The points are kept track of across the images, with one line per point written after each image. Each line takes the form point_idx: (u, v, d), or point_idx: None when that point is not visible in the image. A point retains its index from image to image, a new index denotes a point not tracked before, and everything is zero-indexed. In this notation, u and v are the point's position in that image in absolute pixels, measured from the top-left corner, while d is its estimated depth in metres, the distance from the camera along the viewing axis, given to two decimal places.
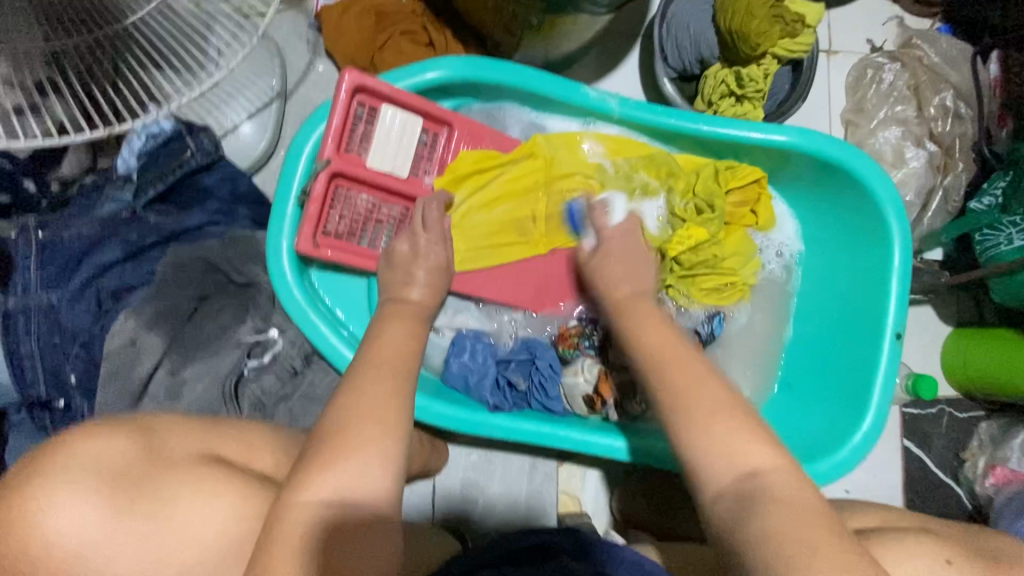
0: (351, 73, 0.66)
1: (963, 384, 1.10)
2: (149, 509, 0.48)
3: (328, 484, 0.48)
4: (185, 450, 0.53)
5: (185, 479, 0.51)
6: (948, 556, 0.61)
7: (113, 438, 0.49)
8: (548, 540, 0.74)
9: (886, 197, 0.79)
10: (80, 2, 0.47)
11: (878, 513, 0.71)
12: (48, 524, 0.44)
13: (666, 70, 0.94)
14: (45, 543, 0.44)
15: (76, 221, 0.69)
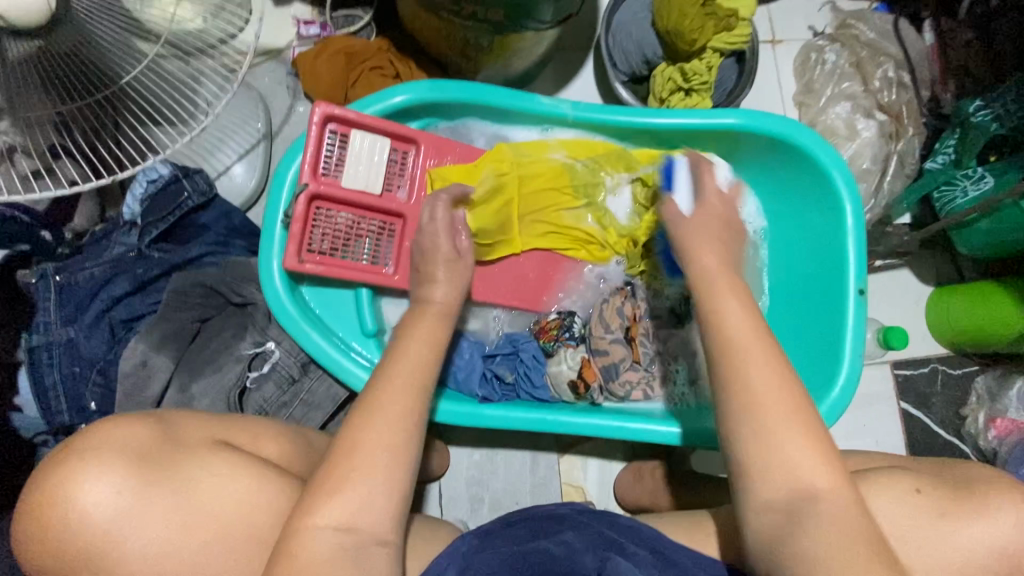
0: (321, 105, 0.74)
1: (954, 341, 1.11)
2: (157, 508, 0.53)
3: (334, 484, 0.54)
4: (198, 439, 0.60)
5: (200, 464, 0.57)
6: (919, 487, 0.65)
7: (130, 424, 0.56)
8: (558, 511, 0.80)
9: (828, 162, 0.84)
10: (85, 73, 0.62)
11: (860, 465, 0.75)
12: (82, 505, 0.51)
13: (617, 74, 1.01)
14: (81, 518, 0.51)
15: (89, 264, 0.78)
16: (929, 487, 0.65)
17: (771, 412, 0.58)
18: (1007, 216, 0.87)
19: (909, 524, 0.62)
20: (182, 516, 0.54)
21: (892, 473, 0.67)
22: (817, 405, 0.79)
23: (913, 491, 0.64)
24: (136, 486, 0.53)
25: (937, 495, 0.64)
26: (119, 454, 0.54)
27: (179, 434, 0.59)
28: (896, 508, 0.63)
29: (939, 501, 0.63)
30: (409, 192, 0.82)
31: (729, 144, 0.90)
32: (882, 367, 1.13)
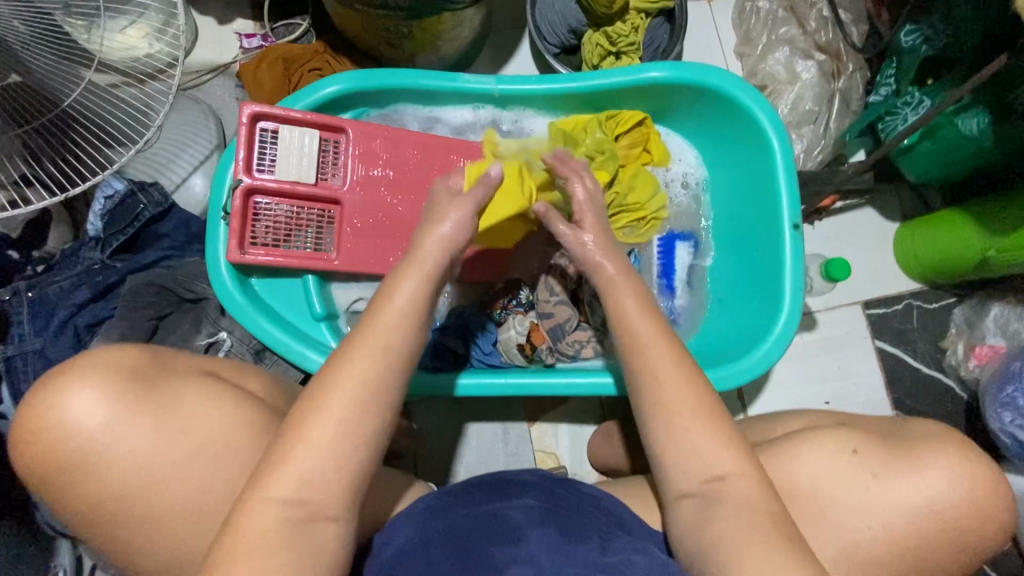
0: (248, 105, 0.79)
1: (924, 275, 1.09)
2: (117, 442, 0.60)
3: (275, 470, 0.52)
4: (186, 368, 0.68)
5: (187, 388, 0.65)
6: (855, 447, 0.65)
7: (122, 349, 0.64)
8: (522, 479, 0.75)
9: (751, 101, 0.84)
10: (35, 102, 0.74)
11: (805, 415, 0.75)
12: (69, 414, 0.59)
13: (547, 47, 1.03)
14: (70, 426, 0.59)
15: (58, 278, 0.83)
16: (866, 448, 0.64)
17: (666, 366, 0.59)
18: (946, 135, 0.85)
19: (839, 474, 0.63)
20: (139, 454, 0.60)
21: (834, 431, 0.67)
22: (759, 344, 0.80)
23: (851, 452, 0.64)
24: (114, 411, 0.60)
25: (873, 455, 0.64)
26: (111, 371, 0.61)
27: (170, 362, 0.67)
28: (826, 464, 0.64)
29: (871, 460, 0.64)
30: (343, 180, 0.85)
31: (657, 98, 0.91)
32: (853, 308, 1.12)
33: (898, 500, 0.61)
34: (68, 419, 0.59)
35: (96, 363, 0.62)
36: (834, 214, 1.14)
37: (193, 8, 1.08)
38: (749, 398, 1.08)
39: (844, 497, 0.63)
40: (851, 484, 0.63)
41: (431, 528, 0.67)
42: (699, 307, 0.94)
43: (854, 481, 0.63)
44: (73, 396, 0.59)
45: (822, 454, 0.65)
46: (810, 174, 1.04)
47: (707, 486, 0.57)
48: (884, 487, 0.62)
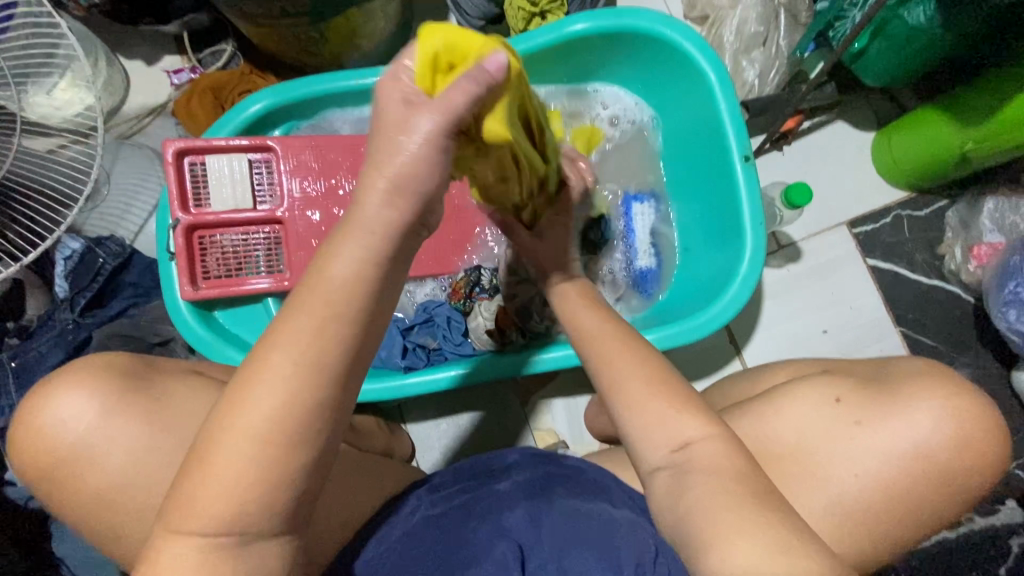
0: (171, 143, 0.79)
1: (909, 181, 1.03)
2: (104, 447, 0.58)
3: None
4: (175, 369, 0.66)
5: (180, 385, 0.63)
6: (839, 395, 0.66)
7: (108, 354, 0.63)
8: (509, 461, 0.74)
9: (681, 37, 0.80)
10: None
11: (791, 368, 0.75)
12: (59, 417, 0.58)
13: (470, 22, 0.99)
14: (59, 429, 0.57)
15: (35, 344, 0.87)
16: (849, 395, 0.66)
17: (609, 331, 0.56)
18: (894, 30, 0.81)
19: (824, 423, 0.65)
20: (120, 468, 0.58)
21: (817, 380, 0.68)
22: (728, 285, 0.77)
23: (834, 402, 0.66)
24: (106, 410, 0.58)
25: (856, 402, 0.65)
26: (99, 376, 0.60)
27: (159, 363, 0.65)
28: (807, 412, 0.66)
29: (857, 408, 0.64)
30: (280, 199, 0.85)
31: (584, 52, 0.87)
32: (838, 230, 1.06)
33: (882, 446, 0.62)
34: (59, 419, 0.58)
35: (89, 367, 0.60)
36: (801, 136, 1.07)
37: (120, 55, 1.08)
38: (740, 342, 1.03)
39: (825, 443, 0.65)
40: (838, 435, 0.64)
41: (416, 518, 0.66)
42: (668, 261, 0.91)
43: (839, 431, 0.64)
44: (70, 393, 0.58)
45: (807, 407, 0.67)
46: (766, 100, 0.99)
47: (685, 439, 0.52)
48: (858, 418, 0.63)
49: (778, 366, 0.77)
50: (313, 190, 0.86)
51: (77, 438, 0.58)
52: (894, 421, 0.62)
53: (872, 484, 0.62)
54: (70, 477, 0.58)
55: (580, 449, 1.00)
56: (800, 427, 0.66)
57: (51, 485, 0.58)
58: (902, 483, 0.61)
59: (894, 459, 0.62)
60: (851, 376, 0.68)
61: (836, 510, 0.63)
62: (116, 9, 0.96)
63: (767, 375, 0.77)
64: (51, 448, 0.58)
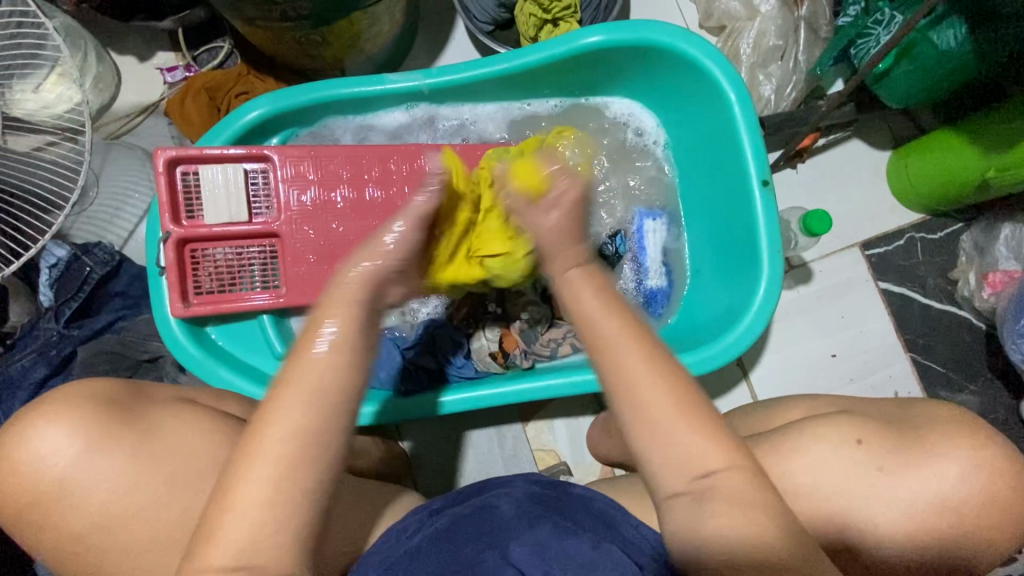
0: (163, 151, 0.75)
1: (924, 204, 1.01)
2: (88, 481, 0.55)
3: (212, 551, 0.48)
4: (163, 396, 0.62)
5: (167, 411, 0.60)
6: (862, 437, 0.63)
7: (93, 381, 0.60)
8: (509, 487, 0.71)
9: (699, 53, 0.77)
10: None
11: (810, 405, 0.73)
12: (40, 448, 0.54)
13: (478, 27, 0.95)
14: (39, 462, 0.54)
15: (18, 357, 0.83)
16: (873, 439, 0.62)
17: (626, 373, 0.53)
18: (922, 53, 0.78)
19: (845, 462, 0.62)
20: (103, 503, 0.55)
21: (838, 417, 0.65)
22: (742, 316, 0.75)
23: (856, 443, 0.62)
24: (87, 445, 0.55)
25: (881, 448, 0.62)
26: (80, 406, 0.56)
27: (146, 389, 0.62)
28: (826, 449, 0.63)
29: (881, 452, 0.61)
30: (276, 211, 0.81)
31: (599, 64, 0.83)
32: (851, 252, 1.03)
33: (905, 494, 0.59)
34: (39, 457, 0.54)
35: (69, 396, 0.57)
36: (815, 153, 1.04)
37: (111, 49, 1.04)
38: (747, 365, 1.01)
39: (850, 490, 0.61)
40: (858, 481, 0.61)
41: (415, 539, 0.64)
42: (679, 283, 0.88)
43: (861, 475, 0.61)
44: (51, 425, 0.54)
45: (825, 444, 0.63)
46: (783, 117, 0.96)
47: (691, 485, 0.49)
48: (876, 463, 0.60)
49: (793, 402, 0.75)
50: (311, 202, 0.82)
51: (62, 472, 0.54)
52: (918, 469, 0.59)
53: (899, 536, 0.59)
54: (48, 512, 0.55)
55: (582, 472, 0.98)
56: (820, 470, 0.62)
57: (31, 519, 0.55)
58: (919, 533, 0.59)
59: (916, 505, 0.59)
60: (873, 419, 0.65)
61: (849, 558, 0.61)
62: (107, 4, 0.91)
63: (783, 411, 0.74)
64: (30, 483, 0.54)
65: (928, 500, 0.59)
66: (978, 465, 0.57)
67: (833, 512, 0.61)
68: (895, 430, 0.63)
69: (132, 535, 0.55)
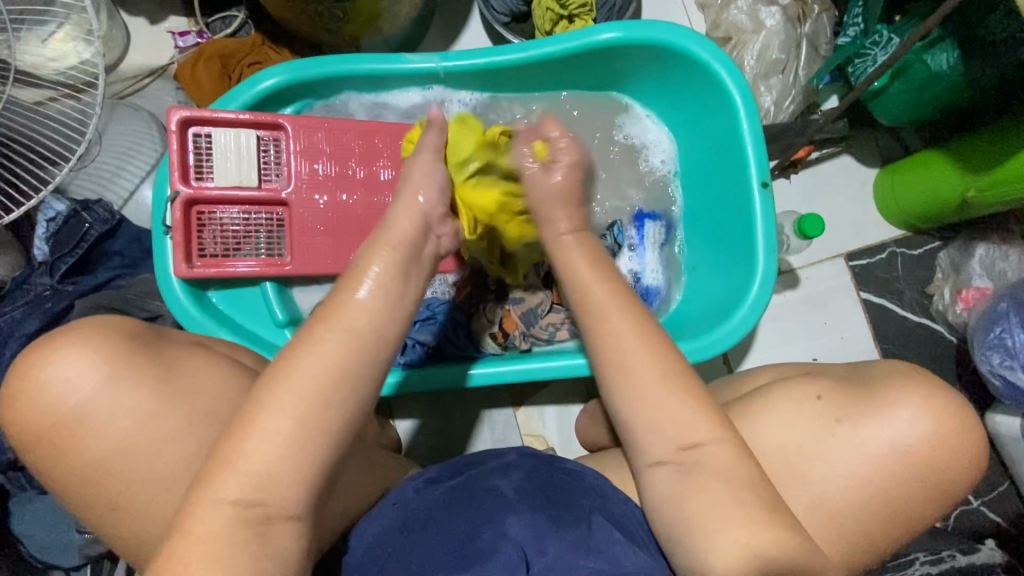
0: (176, 110, 0.75)
1: (907, 221, 1.06)
2: (84, 432, 0.54)
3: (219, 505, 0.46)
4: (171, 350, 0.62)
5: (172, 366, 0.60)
6: (820, 393, 0.65)
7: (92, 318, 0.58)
8: (507, 461, 0.68)
9: (708, 57, 0.80)
10: None
11: (776, 369, 0.74)
12: (40, 393, 0.53)
13: (497, 17, 0.98)
14: (36, 408, 0.53)
15: (9, 309, 0.82)
16: (831, 393, 0.65)
17: None
18: (916, 74, 0.83)
19: (804, 422, 0.65)
20: (97, 457, 0.54)
21: (798, 380, 0.68)
22: (737, 309, 0.78)
23: (815, 401, 0.65)
24: (86, 395, 0.54)
25: (837, 400, 0.65)
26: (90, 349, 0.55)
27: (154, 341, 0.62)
28: (792, 417, 0.65)
29: (836, 406, 0.64)
30: (286, 180, 0.81)
31: (612, 61, 0.86)
32: (836, 261, 1.08)
33: (861, 446, 0.62)
34: (34, 404, 0.53)
35: (95, 328, 0.56)
36: (808, 165, 1.09)
37: (122, 11, 1.03)
38: (733, 362, 1.05)
39: (810, 447, 0.63)
40: (819, 437, 0.63)
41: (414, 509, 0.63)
42: (675, 277, 0.92)
43: (821, 427, 0.64)
44: (58, 369, 0.53)
45: (790, 407, 0.65)
46: (781, 127, 1.00)
47: (688, 457, 0.56)
48: (849, 430, 0.63)
49: (760, 370, 0.76)
50: (322, 172, 0.82)
51: (65, 416, 0.53)
52: (873, 419, 0.62)
53: (882, 520, 0.62)
54: (47, 461, 0.54)
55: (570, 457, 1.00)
56: (797, 442, 0.64)
57: (29, 460, 0.55)
58: (897, 523, 0.61)
59: (896, 484, 0.61)
60: (831, 377, 0.68)
61: (846, 550, 0.62)
62: None
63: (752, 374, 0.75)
64: (30, 429, 0.53)
65: (907, 484, 0.61)
66: (958, 455, 0.61)
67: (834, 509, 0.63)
68: (851, 384, 0.66)
69: (128, 487, 0.55)
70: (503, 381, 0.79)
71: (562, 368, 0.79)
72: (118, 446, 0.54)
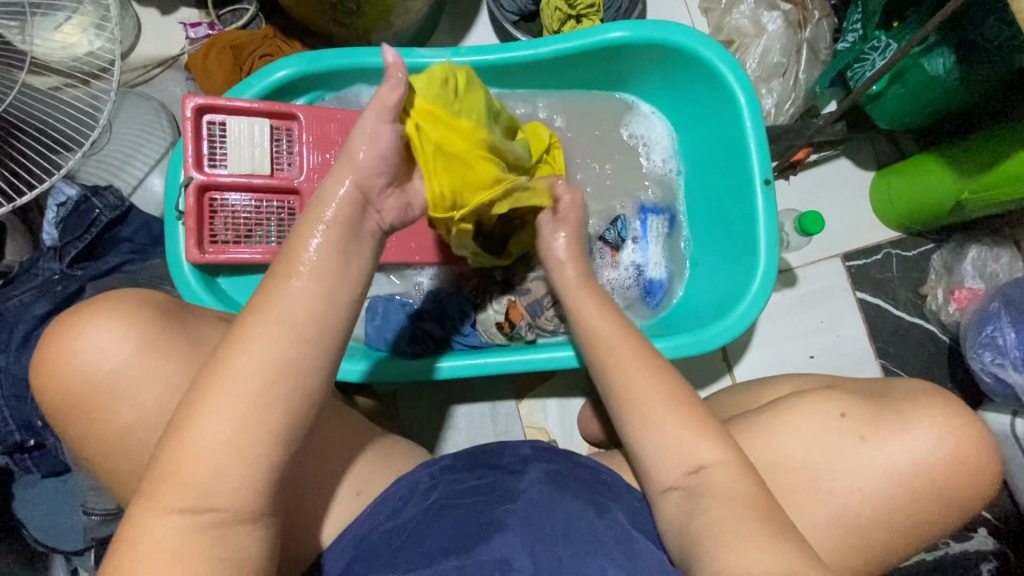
0: (191, 98, 0.76)
1: (901, 224, 1.09)
2: (101, 407, 0.55)
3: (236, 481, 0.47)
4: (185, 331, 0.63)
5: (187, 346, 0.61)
6: (844, 410, 0.67)
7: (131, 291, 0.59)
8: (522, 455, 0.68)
9: (713, 57, 0.83)
10: None
11: (802, 380, 0.76)
12: (60, 367, 0.54)
13: (506, 16, 1.00)
14: (56, 382, 0.54)
15: (16, 292, 0.82)
16: (854, 410, 0.67)
17: None
18: (914, 77, 0.85)
19: (828, 434, 0.66)
20: (114, 432, 0.55)
21: (824, 394, 0.68)
22: (739, 302, 0.80)
23: (839, 416, 0.66)
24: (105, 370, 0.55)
25: (859, 417, 0.66)
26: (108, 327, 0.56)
27: None
28: (810, 426, 0.66)
29: (860, 424, 0.66)
30: (298, 169, 0.82)
31: (619, 60, 0.88)
32: (832, 262, 1.11)
33: (882, 461, 0.64)
34: (54, 379, 0.54)
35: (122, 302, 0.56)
36: (807, 167, 1.12)
37: None
38: (732, 358, 1.07)
39: (830, 459, 0.65)
40: (840, 450, 0.65)
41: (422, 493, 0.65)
42: (678, 272, 0.93)
43: (843, 445, 0.65)
44: (82, 343, 0.54)
45: (812, 419, 0.67)
46: (781, 129, 1.02)
47: (688, 476, 0.58)
48: (871, 448, 0.64)
49: (785, 379, 0.78)
50: (334, 162, 0.84)
51: (88, 390, 0.54)
52: (896, 438, 0.64)
53: (877, 507, 0.63)
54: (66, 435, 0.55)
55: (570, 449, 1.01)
56: (798, 429, 0.66)
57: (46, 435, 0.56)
58: (893, 510, 0.63)
59: (893, 470, 0.63)
60: (853, 392, 0.69)
61: (841, 536, 0.64)
62: None
63: (773, 387, 0.77)
64: (49, 403, 0.54)
65: (903, 472, 0.63)
66: (953, 445, 0.62)
67: (832, 496, 0.64)
68: (874, 402, 0.67)
69: (143, 462, 0.55)
70: (511, 370, 0.81)
71: (569, 358, 0.80)
72: (138, 421, 0.55)
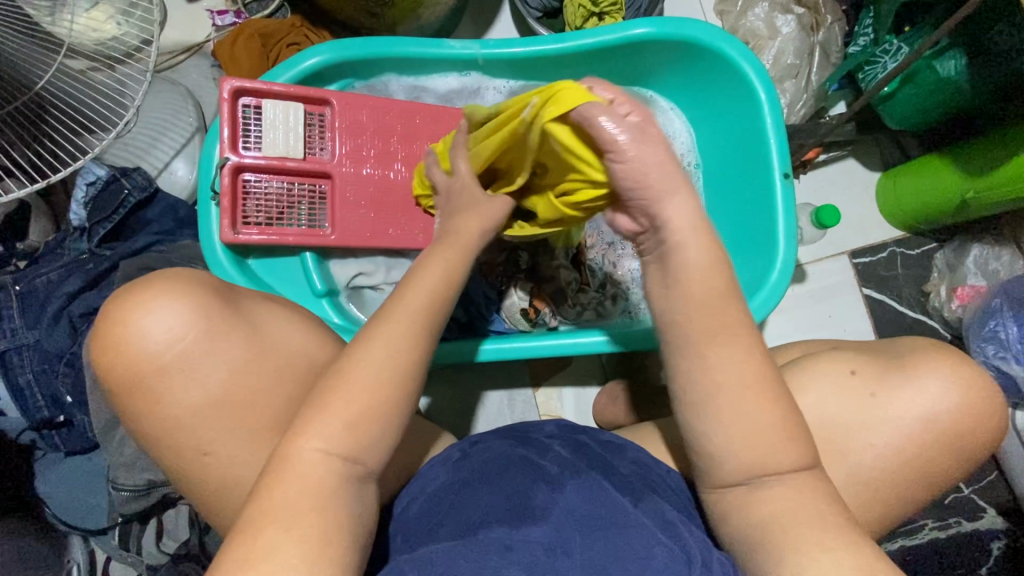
0: (228, 81, 0.78)
1: (907, 223, 1.12)
2: (148, 376, 0.55)
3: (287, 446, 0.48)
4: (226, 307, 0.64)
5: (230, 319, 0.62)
6: (854, 368, 0.69)
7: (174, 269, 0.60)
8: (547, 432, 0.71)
9: (736, 54, 0.85)
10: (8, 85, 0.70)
11: (806, 346, 0.78)
12: (109, 336, 0.55)
13: (530, 12, 1.02)
14: (106, 350, 0.55)
15: (45, 270, 0.83)
16: (864, 368, 0.69)
17: None
18: (925, 79, 0.90)
19: (840, 394, 0.68)
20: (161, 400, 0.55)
21: (834, 355, 0.71)
22: (759, 290, 0.82)
23: (849, 374, 0.69)
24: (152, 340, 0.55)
25: (870, 375, 0.68)
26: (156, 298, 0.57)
27: None
28: (829, 390, 0.68)
29: (869, 381, 0.68)
30: (330, 153, 0.84)
31: (643, 56, 0.91)
32: (840, 258, 1.14)
33: (891, 416, 0.66)
34: (103, 347, 0.55)
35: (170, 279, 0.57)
36: (816, 167, 1.15)
37: None
38: None
39: (850, 419, 0.67)
40: (855, 406, 0.67)
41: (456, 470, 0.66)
42: None
43: (854, 395, 0.68)
44: (137, 312, 0.55)
45: (831, 390, 0.69)
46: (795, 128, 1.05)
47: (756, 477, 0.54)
48: (882, 402, 0.67)
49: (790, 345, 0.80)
50: (364, 148, 0.85)
51: (141, 360, 0.55)
52: (904, 388, 0.66)
53: (892, 488, 0.66)
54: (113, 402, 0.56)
55: None
56: (826, 412, 0.68)
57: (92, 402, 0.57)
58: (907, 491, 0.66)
59: (904, 429, 0.66)
60: (861, 352, 0.71)
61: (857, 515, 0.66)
62: None
63: (782, 349, 0.79)
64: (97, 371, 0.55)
65: (919, 455, 0.65)
66: (969, 431, 0.65)
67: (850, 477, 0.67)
68: (878, 361, 0.70)
69: (188, 430, 0.56)
70: (550, 355, 0.82)
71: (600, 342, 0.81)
72: (188, 390, 0.56)
